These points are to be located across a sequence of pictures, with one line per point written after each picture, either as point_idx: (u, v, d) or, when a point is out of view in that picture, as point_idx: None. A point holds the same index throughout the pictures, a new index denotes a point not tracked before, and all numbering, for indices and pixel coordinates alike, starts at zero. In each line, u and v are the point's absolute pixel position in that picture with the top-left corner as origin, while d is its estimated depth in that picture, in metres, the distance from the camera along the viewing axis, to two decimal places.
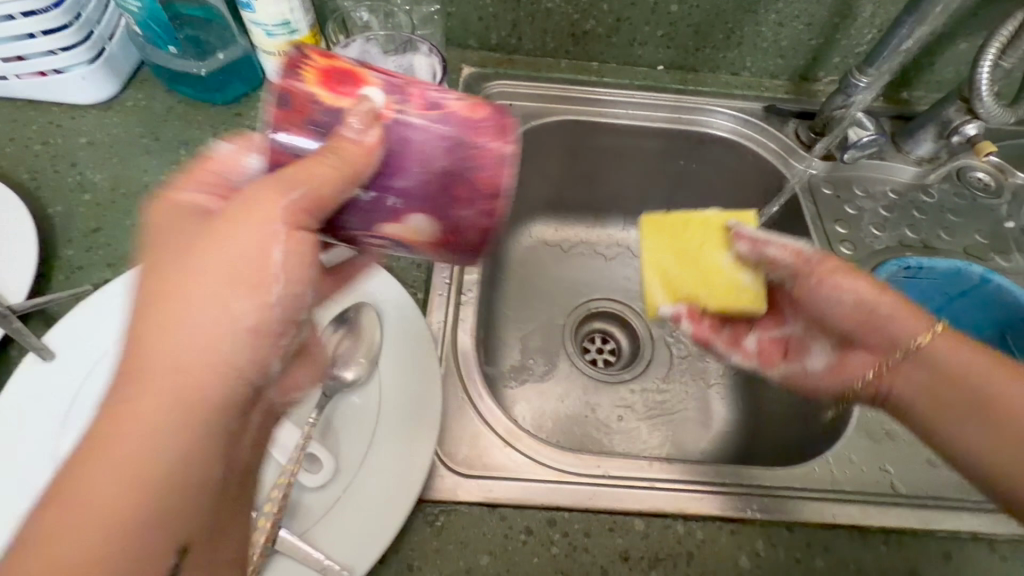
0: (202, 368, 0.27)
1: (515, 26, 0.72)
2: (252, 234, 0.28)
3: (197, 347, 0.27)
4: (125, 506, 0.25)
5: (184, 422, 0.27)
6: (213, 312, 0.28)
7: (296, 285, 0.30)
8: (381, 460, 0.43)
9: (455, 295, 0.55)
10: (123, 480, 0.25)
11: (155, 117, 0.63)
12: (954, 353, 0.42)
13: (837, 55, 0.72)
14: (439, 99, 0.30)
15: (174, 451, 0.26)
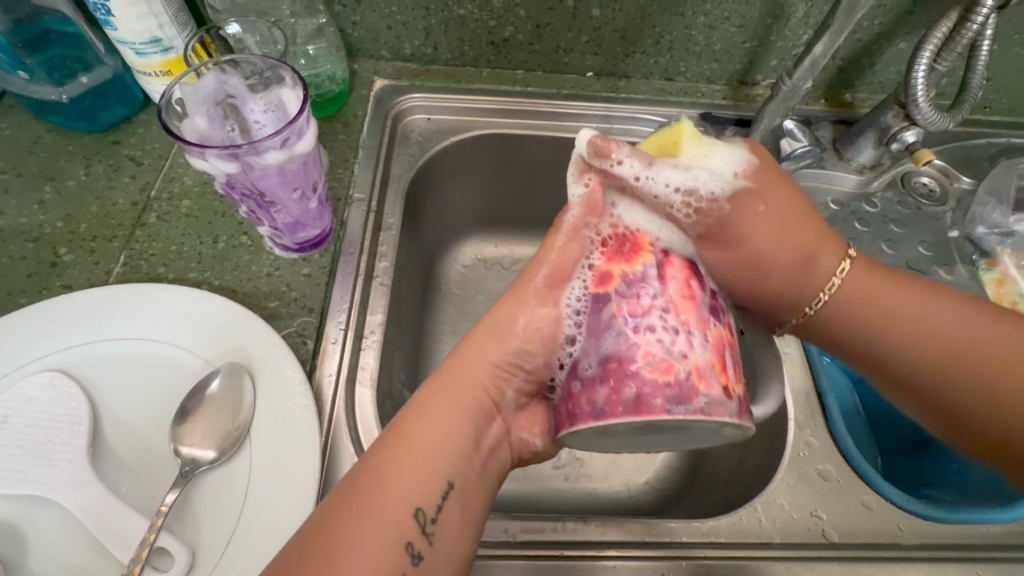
0: (476, 380, 0.38)
1: (428, 35, 0.66)
2: (529, 314, 0.38)
3: (474, 380, 0.38)
4: (415, 469, 0.35)
5: (445, 433, 0.36)
6: (488, 350, 0.39)
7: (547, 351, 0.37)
8: (246, 549, 0.37)
9: (352, 342, 0.50)
10: (413, 448, 0.36)
11: (20, 150, 0.57)
12: (862, 288, 0.42)
13: (773, 57, 0.68)
14: (635, 328, 0.32)
15: (445, 439, 0.36)
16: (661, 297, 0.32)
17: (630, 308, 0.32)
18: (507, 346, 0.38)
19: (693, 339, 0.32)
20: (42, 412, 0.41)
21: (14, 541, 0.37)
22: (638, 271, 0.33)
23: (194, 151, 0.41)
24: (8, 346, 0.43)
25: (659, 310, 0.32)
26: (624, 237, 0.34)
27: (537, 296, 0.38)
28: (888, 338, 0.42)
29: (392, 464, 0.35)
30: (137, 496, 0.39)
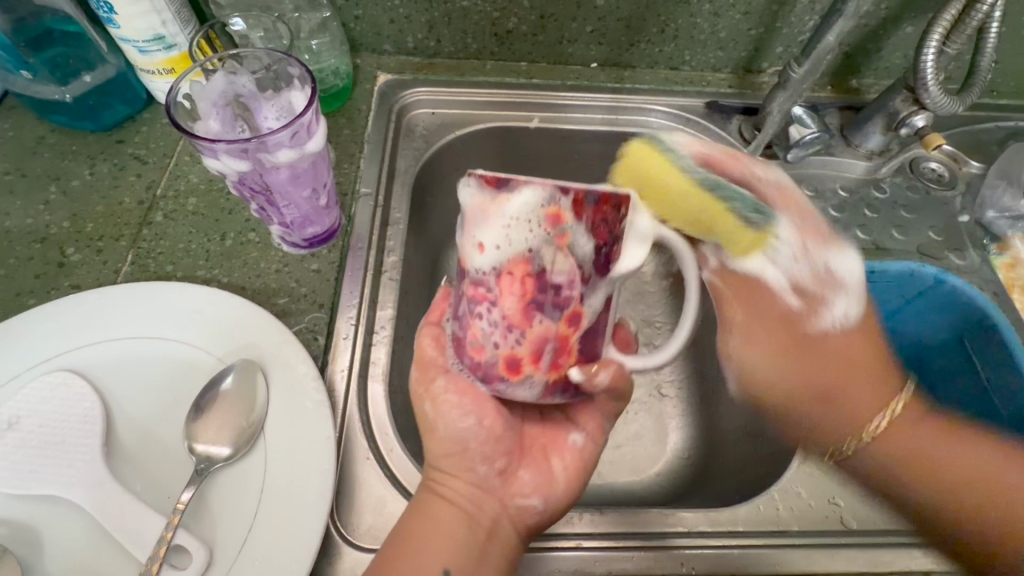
0: (450, 472, 0.40)
1: (431, 28, 0.66)
2: (431, 400, 0.40)
3: (445, 463, 0.40)
4: (428, 551, 0.37)
5: (434, 523, 0.38)
6: (434, 445, 0.41)
7: (480, 419, 0.40)
8: (264, 545, 0.37)
9: (363, 337, 0.50)
10: (411, 541, 0.37)
11: (24, 151, 0.56)
12: (896, 428, 0.44)
13: (779, 44, 0.67)
14: (479, 315, 0.34)
15: (437, 525, 0.38)
16: (494, 301, 0.33)
17: (470, 295, 0.34)
18: (452, 430, 0.40)
19: (513, 342, 0.34)
20: (55, 412, 0.40)
21: (29, 541, 0.37)
22: (481, 264, 0.32)
23: (204, 148, 0.41)
24: (21, 347, 0.43)
25: (488, 303, 0.33)
26: (471, 225, 0.32)
27: (420, 386, 0.42)
28: (913, 470, 0.43)
29: (406, 551, 0.37)
30: (153, 494, 0.39)
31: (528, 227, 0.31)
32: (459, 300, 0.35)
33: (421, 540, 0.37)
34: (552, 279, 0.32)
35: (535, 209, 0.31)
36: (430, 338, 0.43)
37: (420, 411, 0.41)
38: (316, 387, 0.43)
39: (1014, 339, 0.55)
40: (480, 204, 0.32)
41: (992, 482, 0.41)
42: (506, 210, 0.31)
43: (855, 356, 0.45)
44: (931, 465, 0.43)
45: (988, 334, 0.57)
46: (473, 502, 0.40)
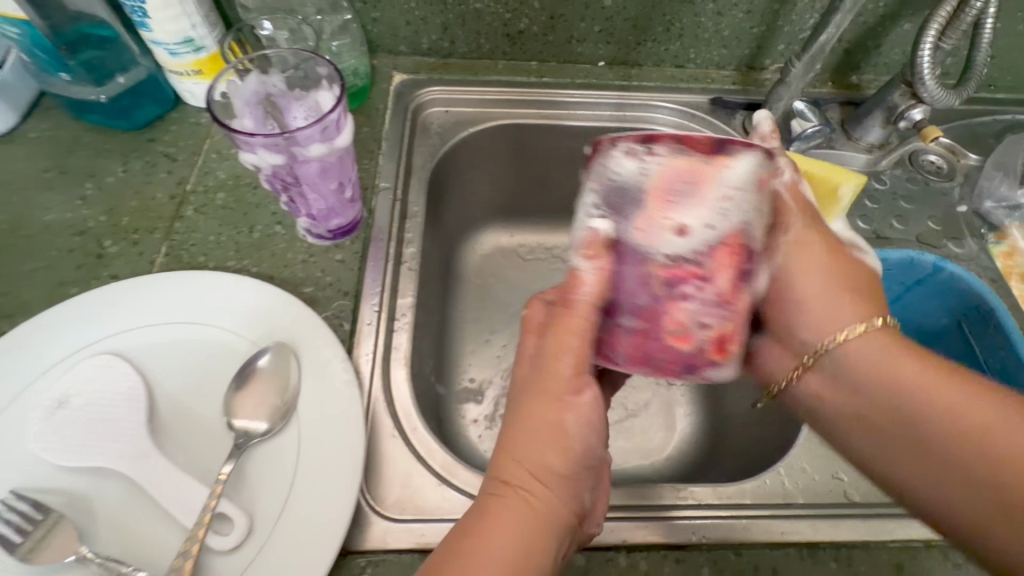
0: (539, 485, 0.36)
1: (445, 29, 0.68)
2: (572, 401, 0.37)
3: (541, 475, 0.36)
4: (496, 566, 0.32)
5: (512, 538, 0.34)
6: (545, 456, 0.37)
7: (598, 438, 0.38)
8: (300, 514, 0.40)
9: (386, 323, 0.52)
10: (485, 551, 0.33)
11: (60, 149, 0.59)
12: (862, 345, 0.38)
13: (780, 42, 0.69)
14: (683, 294, 0.33)
15: (515, 541, 0.34)
16: (705, 281, 0.33)
17: (671, 274, 0.33)
18: (562, 423, 0.37)
19: (723, 319, 0.33)
20: (102, 391, 0.43)
21: (81, 510, 0.39)
22: (693, 229, 0.32)
23: (241, 144, 0.43)
24: (67, 331, 0.46)
25: (698, 279, 0.33)
26: (668, 195, 0.33)
27: (570, 372, 0.37)
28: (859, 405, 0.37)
29: (465, 549, 0.33)
30: (195, 467, 0.41)
31: (736, 185, 0.33)
32: (648, 285, 0.33)
33: (493, 551, 0.33)
34: (753, 250, 0.34)
35: (746, 170, 0.33)
36: (579, 321, 0.36)
37: (547, 412, 0.37)
38: (344, 368, 0.45)
39: (1011, 323, 0.57)
40: (669, 166, 0.33)
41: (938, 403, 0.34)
42: (718, 175, 0.33)
43: (854, 283, 0.40)
44: (903, 386, 0.35)
45: (986, 320, 0.59)
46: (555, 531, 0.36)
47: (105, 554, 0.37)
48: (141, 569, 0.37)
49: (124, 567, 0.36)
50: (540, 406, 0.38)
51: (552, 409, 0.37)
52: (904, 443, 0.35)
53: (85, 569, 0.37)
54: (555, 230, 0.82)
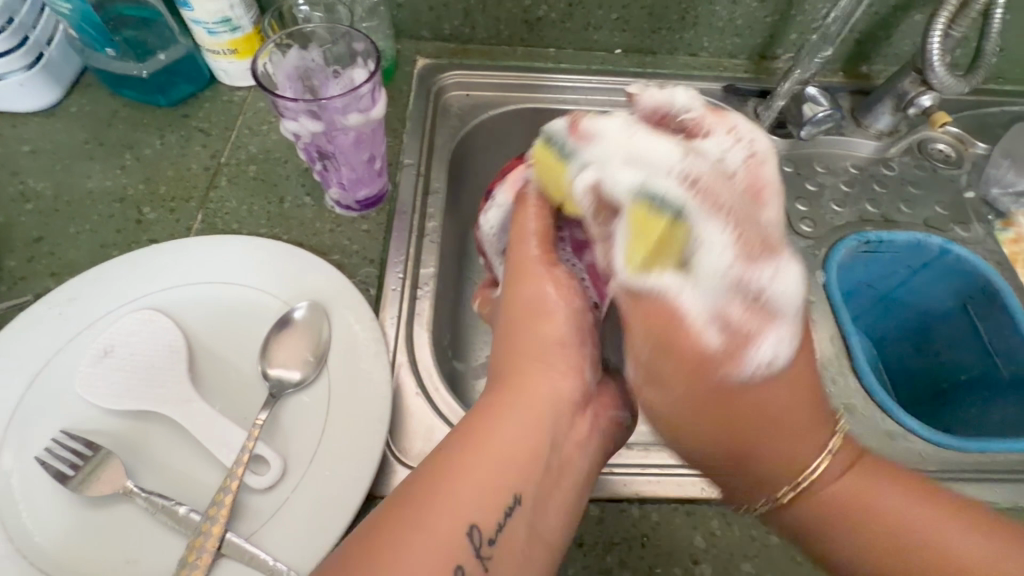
0: (529, 367, 0.37)
1: (467, 15, 0.71)
2: (554, 284, 0.39)
3: (536, 357, 0.38)
4: (482, 475, 0.33)
5: (502, 438, 0.34)
6: (542, 332, 0.38)
7: (576, 304, 0.39)
8: (330, 458, 0.42)
9: (409, 289, 0.54)
10: (481, 457, 0.34)
11: (100, 122, 0.62)
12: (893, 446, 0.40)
13: (793, 31, 0.71)
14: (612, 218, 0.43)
15: (512, 443, 0.34)
16: None
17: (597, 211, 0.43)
18: (549, 295, 0.38)
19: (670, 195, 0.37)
20: (144, 342, 0.45)
21: (127, 449, 0.42)
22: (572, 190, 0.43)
23: (285, 110, 0.47)
24: (112, 288, 0.48)
25: None
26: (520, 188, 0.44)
27: (544, 264, 0.39)
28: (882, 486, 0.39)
29: (455, 461, 0.33)
30: (233, 413, 0.44)
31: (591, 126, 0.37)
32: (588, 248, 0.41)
33: (487, 454, 0.34)
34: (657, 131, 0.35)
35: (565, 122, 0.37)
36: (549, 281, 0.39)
37: (532, 301, 0.39)
38: (371, 327, 0.48)
39: (1016, 303, 0.59)
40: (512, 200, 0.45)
41: (939, 552, 0.33)
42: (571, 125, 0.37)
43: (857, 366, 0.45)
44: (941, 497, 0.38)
45: (991, 301, 0.61)
46: (558, 407, 0.36)
47: (149, 489, 0.40)
48: (184, 504, 0.39)
49: (168, 501, 0.39)
50: (524, 297, 0.39)
51: (530, 283, 0.39)
52: None
53: (131, 503, 0.39)
54: None
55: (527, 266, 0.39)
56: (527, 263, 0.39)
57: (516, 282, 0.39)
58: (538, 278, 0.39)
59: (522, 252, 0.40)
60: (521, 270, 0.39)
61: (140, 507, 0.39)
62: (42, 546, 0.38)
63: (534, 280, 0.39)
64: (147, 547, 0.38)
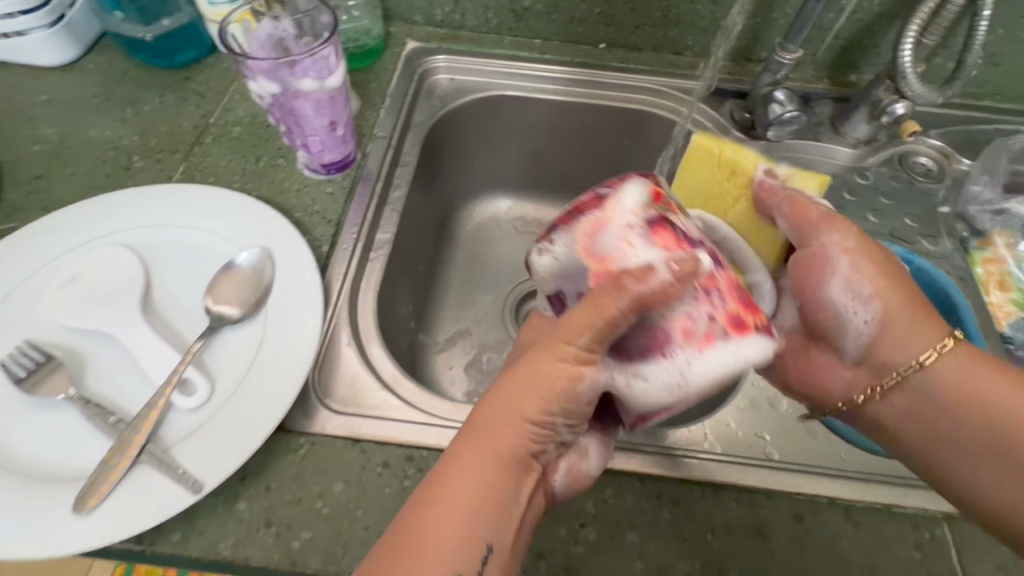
0: (513, 436, 0.36)
1: (457, 2, 0.74)
2: (561, 366, 0.36)
3: (509, 425, 0.36)
4: (448, 534, 0.33)
5: (472, 500, 0.35)
6: (528, 407, 0.36)
7: (589, 389, 0.36)
8: (250, 388, 0.45)
9: (362, 250, 0.58)
10: (452, 510, 0.34)
11: (109, 79, 0.68)
12: (951, 370, 0.41)
13: (776, 35, 0.72)
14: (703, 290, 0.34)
15: (482, 503, 0.35)
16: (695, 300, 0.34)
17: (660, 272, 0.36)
18: (555, 375, 0.36)
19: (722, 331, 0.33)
20: (106, 271, 0.50)
21: (78, 363, 0.46)
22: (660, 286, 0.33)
23: (246, 71, 0.51)
24: (89, 222, 0.53)
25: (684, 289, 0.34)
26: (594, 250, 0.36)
27: (571, 346, 0.35)
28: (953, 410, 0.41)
29: (433, 511, 0.34)
30: (175, 340, 0.48)
31: (728, 351, 0.33)
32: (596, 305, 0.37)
33: (461, 511, 0.34)
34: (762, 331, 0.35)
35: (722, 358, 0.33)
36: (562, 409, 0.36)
37: (527, 377, 0.37)
38: (312, 276, 0.51)
39: (972, 320, 0.58)
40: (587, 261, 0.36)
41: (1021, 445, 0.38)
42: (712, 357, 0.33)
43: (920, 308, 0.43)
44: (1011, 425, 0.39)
45: (948, 314, 0.60)
46: (517, 465, 0.36)
47: (89, 397, 0.44)
48: (115, 413, 0.43)
49: (103, 409, 0.43)
50: (520, 374, 0.37)
51: (537, 360, 0.36)
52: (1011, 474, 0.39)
53: (71, 408, 0.44)
54: (545, 203, 0.87)
55: (535, 351, 0.37)
56: (537, 351, 0.37)
57: (526, 363, 0.37)
58: (547, 379, 0.36)
59: (568, 345, 0.35)
60: (534, 358, 0.37)
61: (78, 412, 0.43)
62: None
63: (539, 359, 0.36)
64: (78, 448, 0.42)
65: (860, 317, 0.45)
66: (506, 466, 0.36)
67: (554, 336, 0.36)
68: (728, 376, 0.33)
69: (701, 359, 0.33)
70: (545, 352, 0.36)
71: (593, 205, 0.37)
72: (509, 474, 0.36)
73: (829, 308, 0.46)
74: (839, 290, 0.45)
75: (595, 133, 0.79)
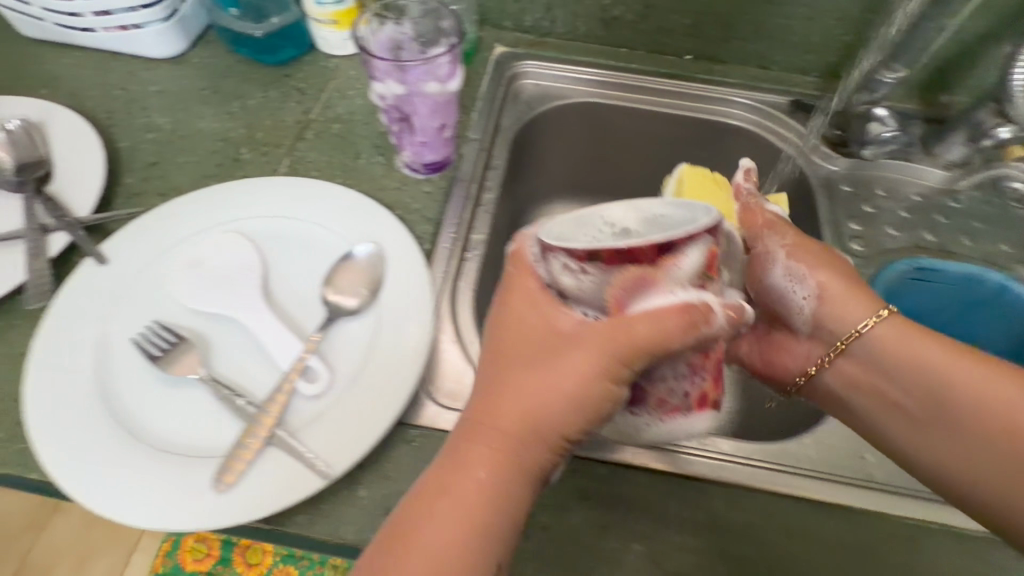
0: (518, 437, 0.36)
1: (548, 10, 0.75)
2: (568, 373, 0.35)
3: (518, 423, 0.36)
4: (440, 533, 0.33)
5: (473, 503, 0.34)
6: (501, 410, 0.36)
7: (556, 397, 0.36)
8: (369, 379, 0.46)
9: (460, 250, 0.59)
10: (451, 510, 0.34)
11: (216, 73, 0.71)
12: (891, 337, 0.44)
13: (870, 54, 0.71)
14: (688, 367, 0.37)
15: (478, 507, 0.34)
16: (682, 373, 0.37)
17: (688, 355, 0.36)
18: (589, 391, 0.35)
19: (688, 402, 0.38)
20: (226, 258, 0.52)
21: (203, 344, 0.48)
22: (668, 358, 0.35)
23: (373, 71, 0.52)
24: (205, 208, 0.55)
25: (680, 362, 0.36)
26: (624, 297, 0.34)
27: (583, 359, 0.35)
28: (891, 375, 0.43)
29: (435, 505, 0.34)
30: (295, 328, 0.50)
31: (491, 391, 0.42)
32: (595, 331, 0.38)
33: (457, 513, 0.34)
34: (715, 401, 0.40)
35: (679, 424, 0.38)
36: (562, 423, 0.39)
37: (532, 375, 0.36)
38: (421, 273, 0.52)
39: None
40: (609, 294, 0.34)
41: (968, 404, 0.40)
42: (671, 424, 0.38)
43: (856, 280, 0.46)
44: (956, 390, 0.40)
45: None
46: (525, 472, 0.36)
47: (216, 378, 0.46)
48: (244, 397, 0.45)
49: (233, 392, 0.45)
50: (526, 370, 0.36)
51: (528, 351, 0.37)
52: (963, 434, 0.40)
53: (200, 388, 0.46)
54: None
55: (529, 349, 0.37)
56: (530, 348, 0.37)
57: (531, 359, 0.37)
58: (559, 383, 0.36)
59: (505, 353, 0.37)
60: (542, 355, 0.36)
61: (208, 392, 0.45)
62: (129, 411, 0.44)
63: (522, 348, 0.37)
64: (209, 427, 0.44)
65: (800, 294, 0.48)
66: (512, 470, 0.35)
67: (557, 342, 0.36)
68: (679, 437, 0.39)
69: (661, 423, 0.38)
70: (532, 350, 0.37)
71: (651, 260, 0.32)
72: (514, 479, 0.35)
73: (776, 290, 0.49)
74: (787, 278, 0.48)
75: (674, 144, 0.79)
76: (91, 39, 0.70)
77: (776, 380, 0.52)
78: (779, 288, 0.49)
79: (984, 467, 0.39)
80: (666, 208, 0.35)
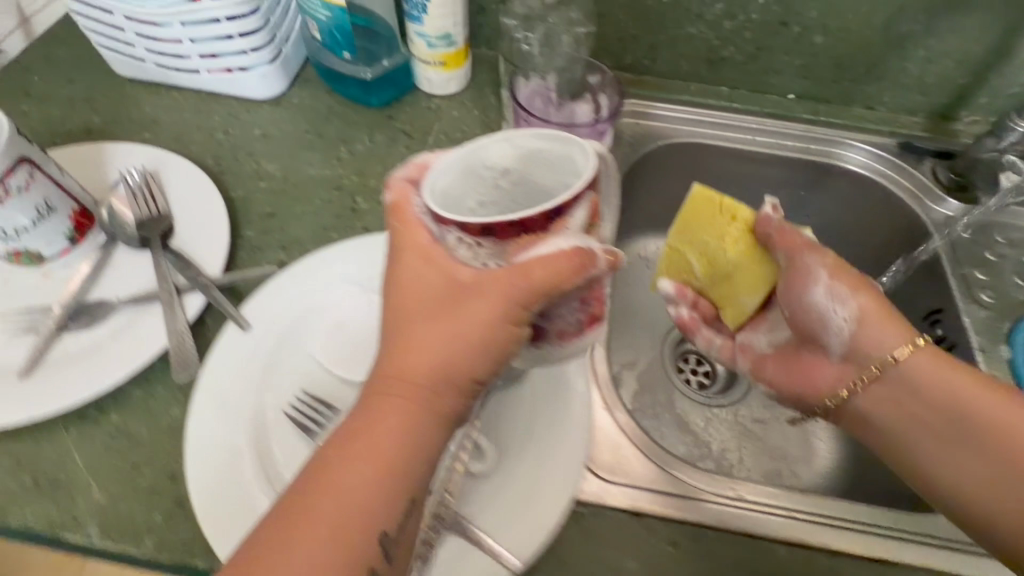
0: (411, 375, 0.36)
1: (652, 48, 0.73)
2: (451, 310, 0.35)
3: (430, 369, 0.36)
4: (388, 491, 0.33)
5: (394, 447, 0.34)
6: (410, 359, 0.36)
7: (432, 338, 0.36)
8: (539, 457, 0.45)
9: None
10: (371, 459, 0.34)
11: (318, 116, 0.69)
12: (920, 363, 0.43)
13: (985, 95, 0.70)
14: None
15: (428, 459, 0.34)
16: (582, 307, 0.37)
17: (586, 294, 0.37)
18: (482, 332, 0.36)
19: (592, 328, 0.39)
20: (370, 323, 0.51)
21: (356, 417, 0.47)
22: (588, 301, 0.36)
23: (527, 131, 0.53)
24: (337, 267, 0.53)
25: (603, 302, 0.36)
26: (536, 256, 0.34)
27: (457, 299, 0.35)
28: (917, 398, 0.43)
29: (355, 459, 0.34)
30: None
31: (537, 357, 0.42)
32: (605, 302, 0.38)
33: (376, 465, 0.33)
34: None
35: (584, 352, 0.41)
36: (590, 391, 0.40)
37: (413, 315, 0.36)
38: None
39: None
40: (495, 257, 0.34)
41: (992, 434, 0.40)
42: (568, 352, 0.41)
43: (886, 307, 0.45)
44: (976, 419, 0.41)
45: None
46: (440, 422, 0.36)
47: None
48: None
49: None
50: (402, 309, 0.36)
51: (456, 303, 0.36)
52: (992, 462, 0.40)
53: None
54: None
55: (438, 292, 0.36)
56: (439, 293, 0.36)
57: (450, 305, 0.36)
58: (444, 323, 0.36)
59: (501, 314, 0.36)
60: (420, 293, 0.36)
61: None
62: None
63: (439, 304, 0.36)
64: None
65: (840, 315, 0.45)
66: (421, 417, 0.35)
67: (443, 281, 0.36)
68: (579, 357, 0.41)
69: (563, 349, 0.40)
70: (439, 296, 0.36)
71: (540, 226, 0.32)
72: (420, 428, 0.35)
73: (814, 310, 0.46)
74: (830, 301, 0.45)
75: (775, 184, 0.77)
76: (191, 80, 0.68)
77: (805, 402, 0.48)
78: (822, 312, 0.45)
79: (994, 482, 0.39)
80: (541, 141, 0.34)
